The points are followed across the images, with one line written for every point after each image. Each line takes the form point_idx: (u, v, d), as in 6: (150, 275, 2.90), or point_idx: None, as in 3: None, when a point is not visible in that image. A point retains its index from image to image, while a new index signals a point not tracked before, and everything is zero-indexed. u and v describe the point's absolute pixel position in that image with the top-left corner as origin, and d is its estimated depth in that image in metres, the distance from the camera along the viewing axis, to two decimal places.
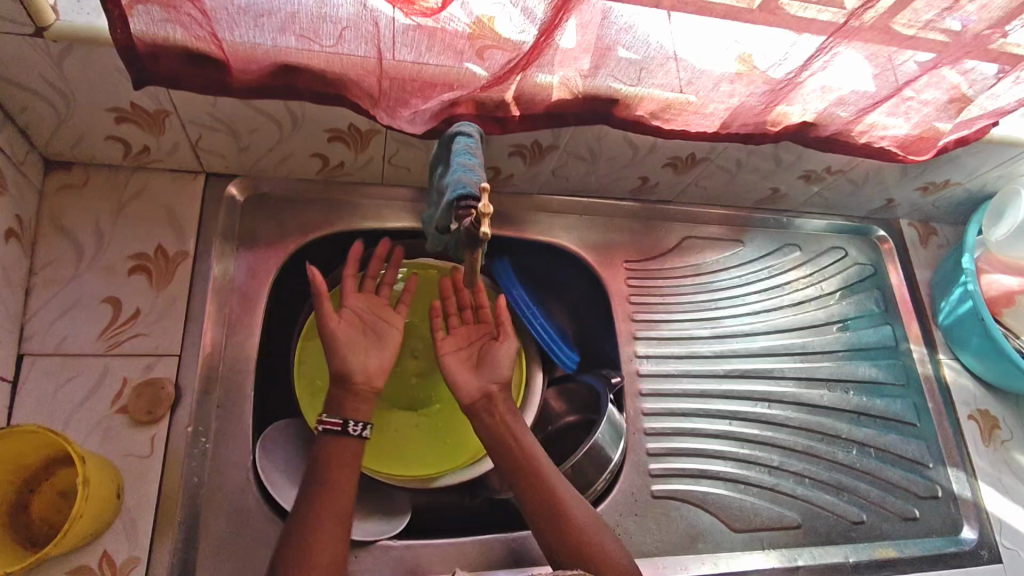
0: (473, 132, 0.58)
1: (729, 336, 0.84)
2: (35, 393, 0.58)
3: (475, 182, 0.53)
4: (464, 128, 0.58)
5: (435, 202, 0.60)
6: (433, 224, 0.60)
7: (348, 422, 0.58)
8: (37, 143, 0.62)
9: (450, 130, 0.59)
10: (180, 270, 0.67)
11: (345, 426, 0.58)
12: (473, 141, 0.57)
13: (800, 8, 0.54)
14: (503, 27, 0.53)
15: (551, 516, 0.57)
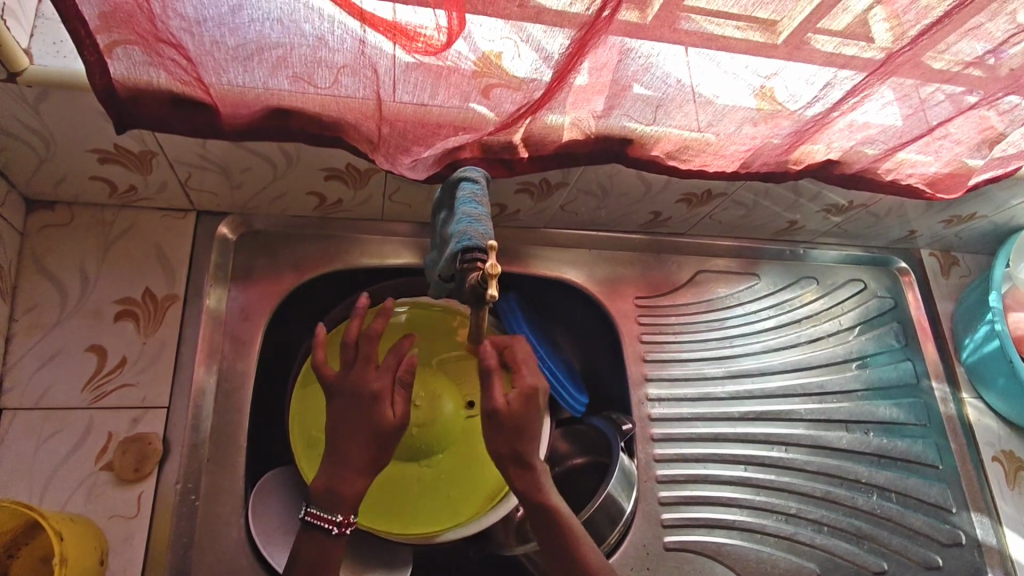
0: (479, 178, 0.54)
1: (744, 375, 0.80)
2: (13, 451, 0.55)
3: (480, 235, 0.49)
4: (469, 173, 0.55)
5: (439, 249, 0.57)
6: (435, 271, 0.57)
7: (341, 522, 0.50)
8: (17, 183, 0.59)
9: (455, 175, 0.56)
10: (169, 314, 0.63)
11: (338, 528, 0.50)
12: (479, 188, 0.54)
13: (830, 45, 0.50)
14: (516, 68, 0.49)
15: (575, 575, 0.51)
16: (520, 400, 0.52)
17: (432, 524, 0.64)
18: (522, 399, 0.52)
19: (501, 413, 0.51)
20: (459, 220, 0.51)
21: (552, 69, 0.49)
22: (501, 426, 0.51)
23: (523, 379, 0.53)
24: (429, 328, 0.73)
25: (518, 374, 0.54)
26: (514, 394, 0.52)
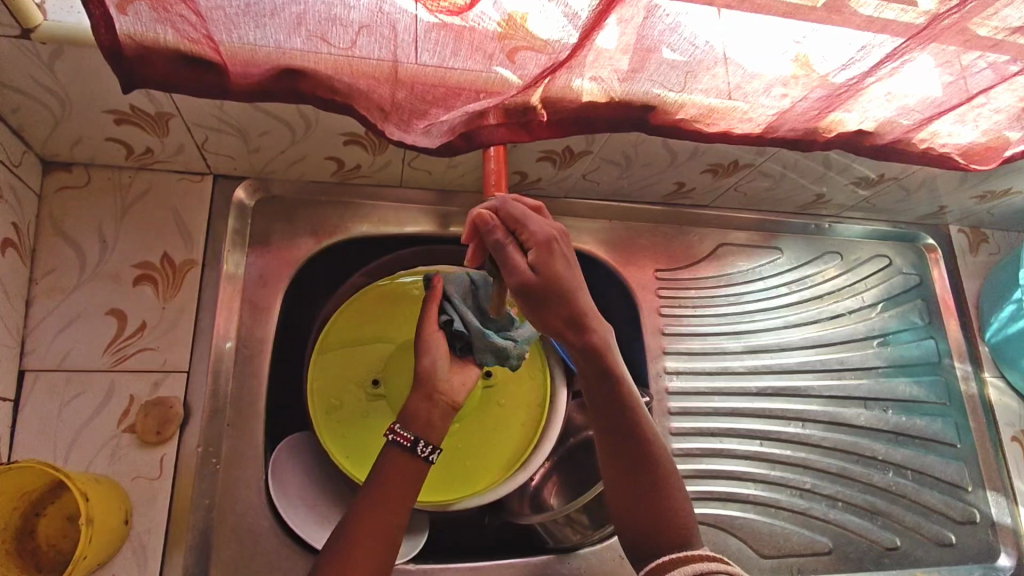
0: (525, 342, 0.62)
1: (763, 351, 0.79)
2: (38, 412, 0.56)
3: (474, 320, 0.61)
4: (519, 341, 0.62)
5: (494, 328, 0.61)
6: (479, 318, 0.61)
7: (417, 441, 0.54)
8: (33, 144, 0.58)
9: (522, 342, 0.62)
10: (188, 278, 0.63)
11: (414, 445, 0.54)
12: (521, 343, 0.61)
13: (875, 9, 0.48)
14: (543, 29, 0.47)
15: (644, 501, 0.53)
16: (543, 256, 0.47)
17: (446, 493, 0.63)
18: (545, 253, 0.47)
19: (530, 283, 0.47)
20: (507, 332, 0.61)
21: (579, 30, 0.47)
22: (534, 296, 0.48)
23: (534, 232, 0.48)
24: None
25: (523, 229, 0.48)
26: (536, 254, 0.47)
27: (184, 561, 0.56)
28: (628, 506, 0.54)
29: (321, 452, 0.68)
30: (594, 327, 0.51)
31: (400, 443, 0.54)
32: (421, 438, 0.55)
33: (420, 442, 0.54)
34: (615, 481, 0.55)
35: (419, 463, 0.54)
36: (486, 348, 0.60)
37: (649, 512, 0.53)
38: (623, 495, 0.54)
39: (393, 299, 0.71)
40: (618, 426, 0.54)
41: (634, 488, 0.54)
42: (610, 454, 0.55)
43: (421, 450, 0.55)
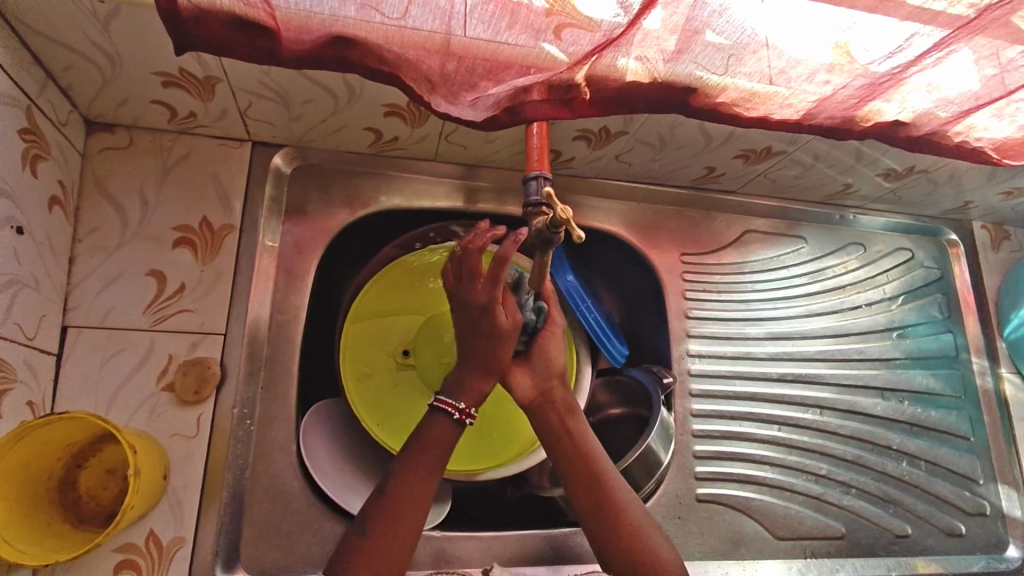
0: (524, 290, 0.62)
1: (784, 338, 0.80)
2: (80, 366, 0.57)
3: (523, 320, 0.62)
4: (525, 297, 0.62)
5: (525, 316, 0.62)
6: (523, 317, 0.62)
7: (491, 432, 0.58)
8: (79, 103, 0.58)
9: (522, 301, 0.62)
10: (226, 243, 0.64)
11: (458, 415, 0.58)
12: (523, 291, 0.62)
13: None
14: (593, 8, 0.48)
15: (616, 533, 0.55)
16: None
17: (477, 462, 0.65)
18: None
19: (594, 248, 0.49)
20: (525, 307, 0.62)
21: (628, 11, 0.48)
22: None
23: None
24: None
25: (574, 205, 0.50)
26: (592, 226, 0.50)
27: (218, 519, 0.57)
28: (601, 539, 0.55)
29: (349, 419, 0.70)
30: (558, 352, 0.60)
31: (445, 411, 0.58)
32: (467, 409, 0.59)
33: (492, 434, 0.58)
34: (587, 520, 0.56)
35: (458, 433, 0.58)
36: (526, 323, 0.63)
37: (624, 549, 0.54)
38: (597, 531, 0.56)
39: (422, 273, 0.72)
40: (580, 471, 0.58)
41: (607, 520, 0.56)
42: (575, 497, 0.57)
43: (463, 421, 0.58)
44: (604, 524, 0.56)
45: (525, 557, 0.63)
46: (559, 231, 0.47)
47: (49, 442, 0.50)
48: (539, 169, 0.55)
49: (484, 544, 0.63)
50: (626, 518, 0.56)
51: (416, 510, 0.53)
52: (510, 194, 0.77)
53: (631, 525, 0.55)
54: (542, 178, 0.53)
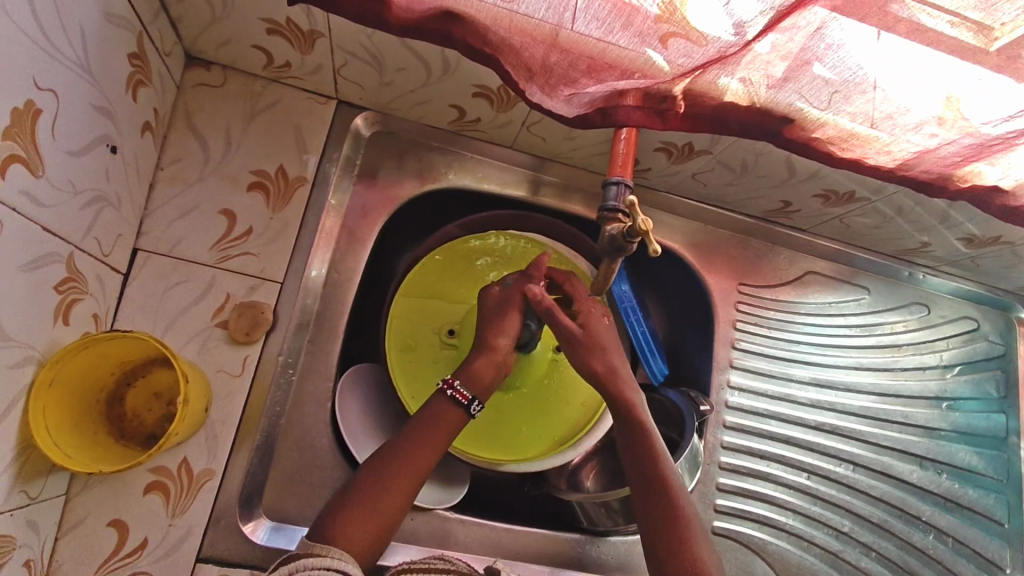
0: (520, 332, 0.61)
1: (829, 387, 0.78)
2: (144, 289, 0.59)
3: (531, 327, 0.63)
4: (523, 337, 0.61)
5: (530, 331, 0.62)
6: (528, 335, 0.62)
7: (474, 402, 0.57)
8: (184, 37, 0.60)
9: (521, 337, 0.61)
10: (297, 195, 0.65)
11: (469, 404, 0.57)
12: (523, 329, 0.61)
13: None
14: (709, 25, 0.46)
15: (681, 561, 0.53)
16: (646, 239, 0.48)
17: (498, 453, 0.65)
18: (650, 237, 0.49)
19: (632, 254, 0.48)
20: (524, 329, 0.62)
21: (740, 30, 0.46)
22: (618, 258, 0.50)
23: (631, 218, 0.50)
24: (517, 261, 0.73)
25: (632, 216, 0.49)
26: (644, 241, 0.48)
27: (248, 458, 0.59)
28: (658, 550, 0.54)
29: (383, 387, 0.71)
30: (599, 356, 0.59)
31: (457, 399, 0.57)
32: (477, 399, 0.58)
33: (476, 403, 0.57)
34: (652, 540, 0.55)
35: (465, 420, 0.57)
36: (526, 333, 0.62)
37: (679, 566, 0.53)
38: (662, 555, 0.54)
39: (475, 260, 0.72)
40: (648, 482, 0.57)
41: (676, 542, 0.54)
42: (644, 518, 0.56)
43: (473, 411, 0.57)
44: (670, 547, 0.53)
45: (532, 555, 0.64)
46: (633, 241, 0.47)
47: (107, 355, 0.51)
48: (621, 174, 0.54)
49: (494, 533, 0.64)
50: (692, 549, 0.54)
51: (420, 472, 0.53)
52: (576, 193, 0.77)
53: (696, 555, 0.53)
54: (623, 184, 0.52)
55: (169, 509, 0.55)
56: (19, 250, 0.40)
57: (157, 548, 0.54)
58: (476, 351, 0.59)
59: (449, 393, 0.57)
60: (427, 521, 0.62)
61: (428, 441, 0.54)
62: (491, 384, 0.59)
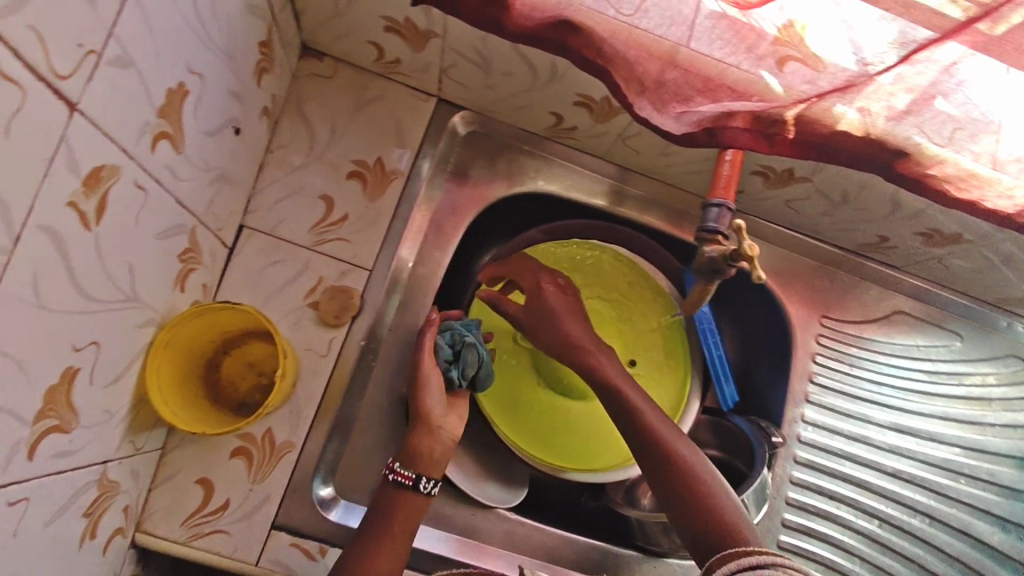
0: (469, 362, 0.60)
1: (908, 433, 0.75)
2: (246, 264, 0.62)
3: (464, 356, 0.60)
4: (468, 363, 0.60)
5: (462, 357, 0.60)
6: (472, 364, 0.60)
7: (420, 479, 0.54)
8: (305, 28, 0.63)
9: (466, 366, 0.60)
10: (392, 187, 0.67)
11: (415, 483, 0.54)
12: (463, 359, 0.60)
13: None
14: (834, 54, 0.46)
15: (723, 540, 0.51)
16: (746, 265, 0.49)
17: (560, 460, 0.66)
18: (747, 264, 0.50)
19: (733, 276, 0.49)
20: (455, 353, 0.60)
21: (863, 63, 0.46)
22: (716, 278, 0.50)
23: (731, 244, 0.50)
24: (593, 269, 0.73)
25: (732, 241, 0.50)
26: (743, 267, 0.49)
27: (325, 436, 0.61)
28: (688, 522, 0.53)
29: None
30: None
31: (401, 482, 0.54)
32: (424, 472, 0.55)
33: (422, 479, 0.54)
34: (719, 570, 0.48)
35: (421, 498, 0.54)
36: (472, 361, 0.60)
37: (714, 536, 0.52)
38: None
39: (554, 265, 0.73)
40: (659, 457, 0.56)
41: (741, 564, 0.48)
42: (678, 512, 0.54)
43: (423, 486, 0.54)
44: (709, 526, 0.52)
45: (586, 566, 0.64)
46: (734, 264, 0.47)
47: (210, 323, 0.54)
48: (722, 196, 0.52)
49: (550, 539, 0.65)
50: (737, 536, 0.51)
51: (400, 548, 0.52)
52: (662, 209, 0.76)
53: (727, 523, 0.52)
54: (725, 208, 0.51)
55: (251, 474, 0.58)
56: (157, 221, 0.43)
57: (237, 510, 0.57)
58: (414, 428, 0.57)
59: (392, 478, 0.54)
60: (486, 518, 0.64)
61: (396, 516, 0.53)
62: (433, 452, 0.56)
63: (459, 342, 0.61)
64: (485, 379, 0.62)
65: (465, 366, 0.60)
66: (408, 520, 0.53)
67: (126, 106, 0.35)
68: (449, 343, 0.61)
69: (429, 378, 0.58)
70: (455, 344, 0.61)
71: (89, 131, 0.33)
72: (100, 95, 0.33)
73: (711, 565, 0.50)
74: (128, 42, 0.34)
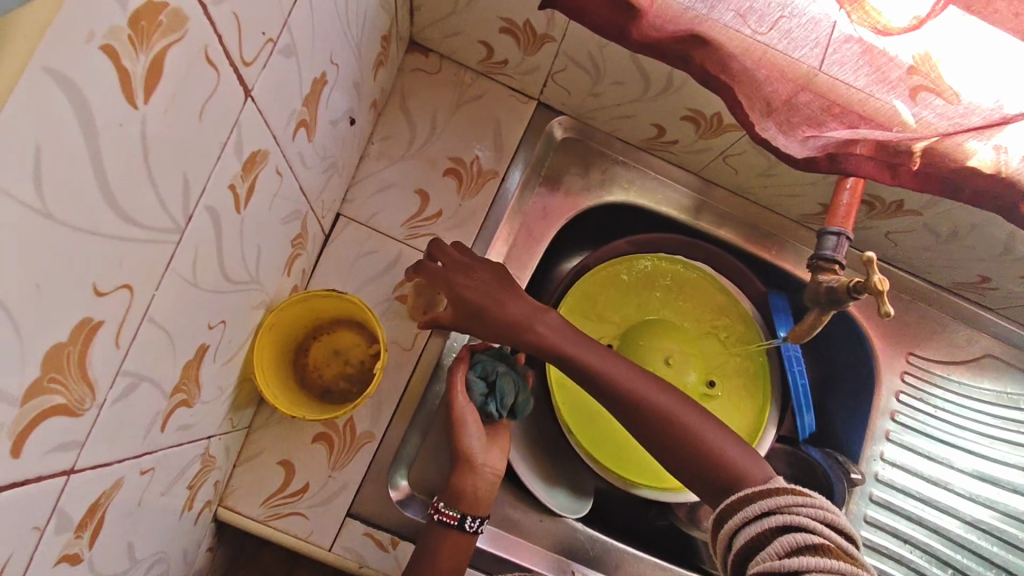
0: (505, 393, 0.57)
1: (992, 484, 0.72)
2: (340, 253, 0.62)
3: (500, 388, 0.57)
4: (505, 395, 0.57)
5: (496, 388, 0.57)
6: (510, 394, 0.58)
7: (465, 519, 0.54)
8: (417, 24, 0.63)
9: (503, 398, 0.57)
10: (486, 187, 0.67)
11: (461, 522, 0.54)
12: (499, 391, 0.57)
13: None
14: (973, 93, 0.44)
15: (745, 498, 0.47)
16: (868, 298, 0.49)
17: (634, 475, 0.65)
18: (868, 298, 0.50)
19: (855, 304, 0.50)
20: (489, 384, 0.57)
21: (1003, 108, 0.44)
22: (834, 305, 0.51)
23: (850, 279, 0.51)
24: (675, 283, 0.73)
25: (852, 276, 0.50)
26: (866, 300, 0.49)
27: (404, 430, 0.61)
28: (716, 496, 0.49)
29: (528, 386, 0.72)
30: None
31: (447, 521, 0.54)
32: (468, 513, 0.55)
33: (468, 519, 0.54)
34: (729, 521, 0.46)
35: (466, 538, 0.55)
36: (509, 392, 0.57)
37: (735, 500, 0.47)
38: (739, 542, 0.45)
39: (637, 278, 0.73)
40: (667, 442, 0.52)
41: (746, 516, 0.45)
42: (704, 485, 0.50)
43: (468, 525, 0.55)
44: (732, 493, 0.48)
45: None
46: (861, 295, 0.47)
47: (307, 309, 0.55)
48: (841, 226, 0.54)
49: (617, 554, 0.64)
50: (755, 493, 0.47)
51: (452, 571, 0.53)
52: (750, 229, 0.75)
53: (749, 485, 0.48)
54: (842, 236, 0.54)
55: (331, 461, 0.59)
56: (283, 206, 0.44)
57: (315, 495, 0.58)
58: (457, 466, 0.56)
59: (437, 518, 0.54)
60: (555, 526, 0.63)
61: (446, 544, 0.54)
62: (478, 492, 0.56)
63: (492, 372, 0.57)
64: (524, 405, 0.59)
65: (503, 396, 0.57)
66: (459, 543, 0.54)
67: (282, 95, 0.36)
68: (480, 374, 0.58)
69: (467, 418, 0.56)
70: (489, 374, 0.57)
71: (255, 118, 0.33)
72: (266, 83, 0.33)
73: (720, 514, 0.47)
74: (296, 31, 0.34)
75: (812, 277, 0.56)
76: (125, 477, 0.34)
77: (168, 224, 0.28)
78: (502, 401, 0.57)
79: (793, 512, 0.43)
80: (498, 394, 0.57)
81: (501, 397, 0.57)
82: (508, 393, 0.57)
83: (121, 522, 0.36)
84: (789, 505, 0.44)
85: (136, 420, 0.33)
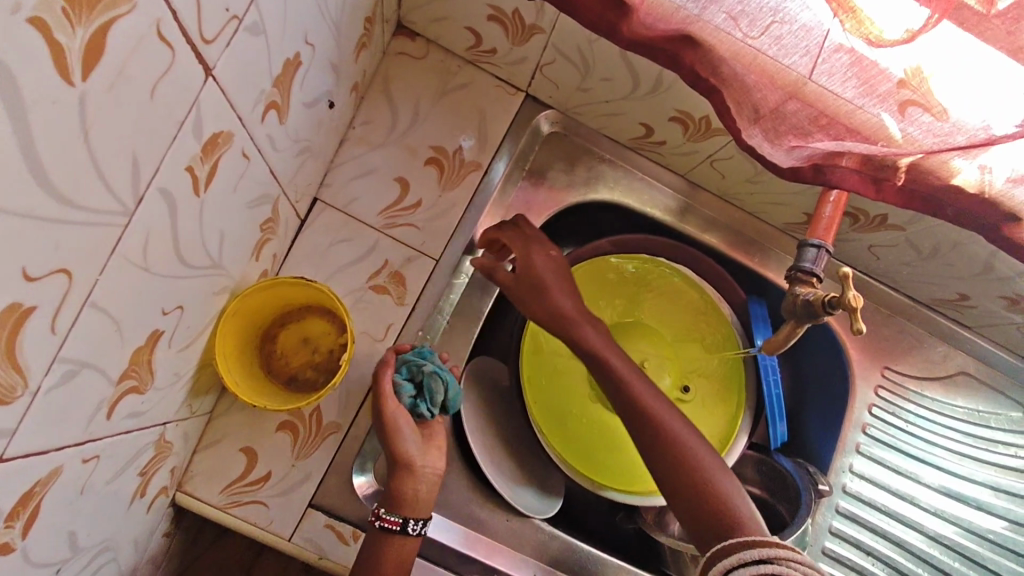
0: (437, 391, 0.56)
1: (959, 501, 0.72)
2: (314, 239, 0.61)
3: (429, 386, 0.56)
4: (436, 392, 0.56)
5: (425, 387, 0.56)
6: (441, 392, 0.57)
7: (408, 522, 0.53)
8: (403, 7, 0.61)
9: (434, 395, 0.56)
10: (468, 179, 0.65)
11: (403, 526, 0.53)
12: (430, 388, 0.56)
13: None
14: (964, 111, 0.42)
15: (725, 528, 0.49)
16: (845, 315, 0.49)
17: (606, 478, 0.65)
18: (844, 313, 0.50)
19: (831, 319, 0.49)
20: (417, 383, 0.56)
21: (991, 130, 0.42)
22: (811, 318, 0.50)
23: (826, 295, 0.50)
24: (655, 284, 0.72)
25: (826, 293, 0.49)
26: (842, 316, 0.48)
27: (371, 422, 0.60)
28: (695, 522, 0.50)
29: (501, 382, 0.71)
30: None
31: (389, 526, 0.52)
32: (409, 516, 0.53)
33: (410, 522, 0.53)
34: (718, 562, 0.46)
35: (410, 541, 0.53)
36: (439, 390, 0.56)
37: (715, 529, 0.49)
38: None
39: (618, 279, 0.72)
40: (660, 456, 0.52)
41: (741, 560, 0.45)
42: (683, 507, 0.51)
43: (411, 528, 0.53)
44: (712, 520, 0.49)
45: None
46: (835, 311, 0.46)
47: (273, 294, 0.53)
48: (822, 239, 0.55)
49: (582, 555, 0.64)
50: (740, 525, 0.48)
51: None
52: (733, 234, 0.74)
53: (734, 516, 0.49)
54: (823, 249, 0.54)
55: (294, 451, 0.57)
56: (249, 188, 0.42)
57: (276, 484, 0.57)
58: (394, 472, 0.54)
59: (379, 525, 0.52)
60: (521, 525, 0.63)
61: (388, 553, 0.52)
62: (417, 496, 0.55)
63: (418, 373, 0.56)
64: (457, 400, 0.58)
65: (433, 396, 0.56)
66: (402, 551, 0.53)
67: (247, 75, 0.34)
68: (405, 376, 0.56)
69: (400, 423, 0.55)
70: (416, 375, 0.56)
71: (216, 98, 0.32)
72: (228, 62, 0.31)
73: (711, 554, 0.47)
74: (264, 10, 0.32)
75: (789, 288, 0.55)
76: (63, 466, 0.32)
77: (114, 207, 0.27)
78: (433, 397, 0.56)
79: (787, 566, 0.44)
80: (430, 391, 0.56)
81: (433, 394, 0.56)
82: (438, 389, 0.56)
83: (61, 512, 0.34)
84: (783, 558, 0.44)
85: (77, 408, 0.31)
